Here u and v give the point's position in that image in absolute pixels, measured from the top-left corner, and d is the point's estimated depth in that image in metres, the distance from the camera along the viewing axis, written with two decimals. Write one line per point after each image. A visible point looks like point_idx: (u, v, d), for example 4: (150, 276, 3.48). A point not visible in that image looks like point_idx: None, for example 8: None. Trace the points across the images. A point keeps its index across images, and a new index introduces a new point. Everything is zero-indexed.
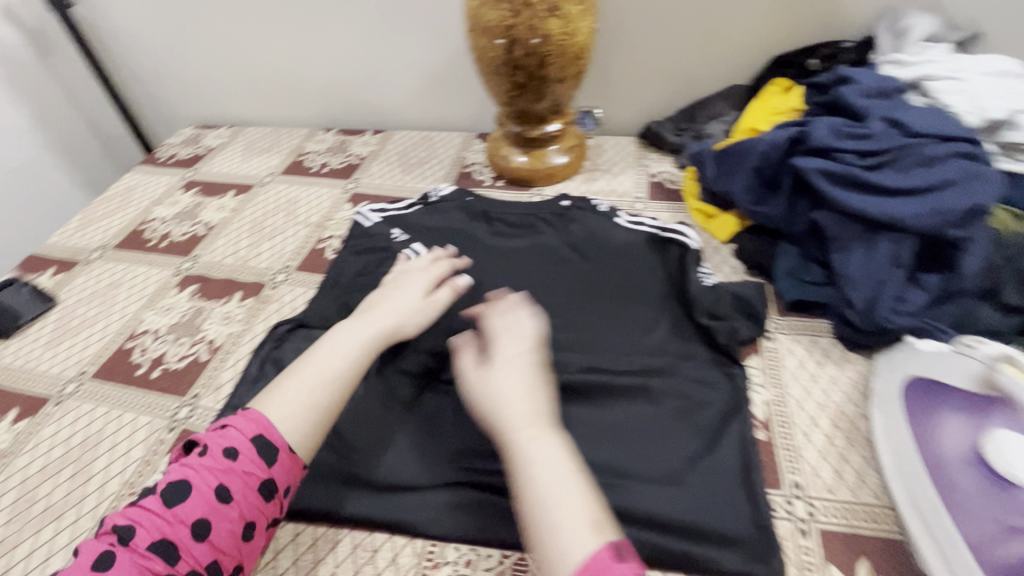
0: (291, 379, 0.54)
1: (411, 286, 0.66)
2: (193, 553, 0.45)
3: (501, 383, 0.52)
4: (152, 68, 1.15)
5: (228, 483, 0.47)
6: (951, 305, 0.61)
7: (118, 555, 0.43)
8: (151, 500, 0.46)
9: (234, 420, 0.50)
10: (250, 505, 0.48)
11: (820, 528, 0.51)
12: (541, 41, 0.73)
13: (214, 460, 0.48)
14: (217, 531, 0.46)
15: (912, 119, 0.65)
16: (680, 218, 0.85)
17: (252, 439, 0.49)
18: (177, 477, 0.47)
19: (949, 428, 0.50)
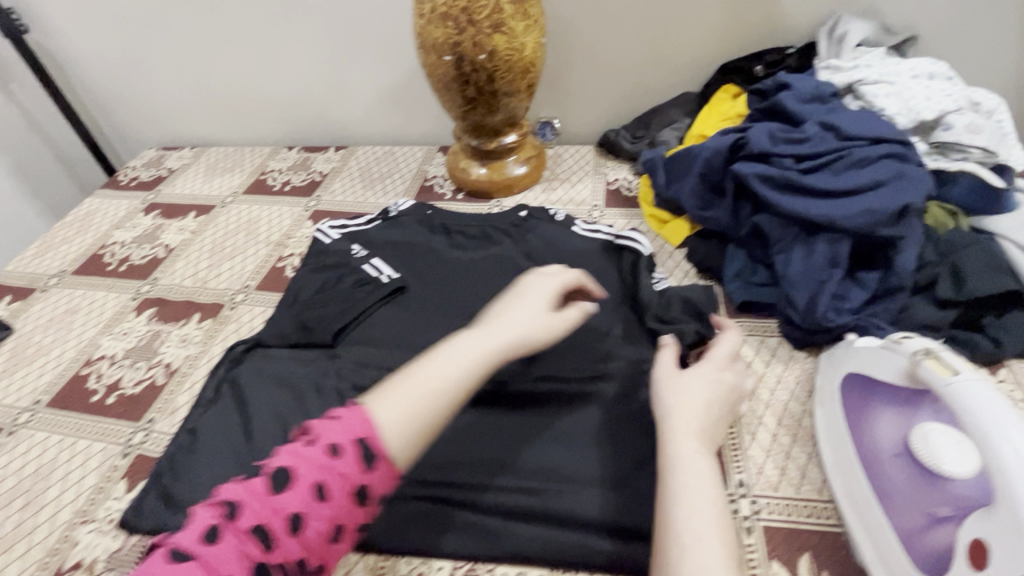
0: (406, 388, 0.45)
1: (536, 293, 0.57)
2: (287, 549, 0.37)
3: (684, 395, 0.51)
4: (114, 93, 1.16)
5: (327, 480, 0.39)
6: (889, 302, 0.62)
7: (216, 537, 0.36)
8: (258, 479, 0.39)
9: (347, 411, 0.42)
10: (344, 508, 0.39)
11: (763, 526, 0.52)
12: (487, 57, 0.75)
13: (319, 452, 0.39)
14: (312, 529, 0.38)
15: (845, 121, 0.67)
16: (636, 225, 0.86)
17: (358, 437, 0.40)
18: (285, 460, 0.39)
19: (881, 423, 0.52)
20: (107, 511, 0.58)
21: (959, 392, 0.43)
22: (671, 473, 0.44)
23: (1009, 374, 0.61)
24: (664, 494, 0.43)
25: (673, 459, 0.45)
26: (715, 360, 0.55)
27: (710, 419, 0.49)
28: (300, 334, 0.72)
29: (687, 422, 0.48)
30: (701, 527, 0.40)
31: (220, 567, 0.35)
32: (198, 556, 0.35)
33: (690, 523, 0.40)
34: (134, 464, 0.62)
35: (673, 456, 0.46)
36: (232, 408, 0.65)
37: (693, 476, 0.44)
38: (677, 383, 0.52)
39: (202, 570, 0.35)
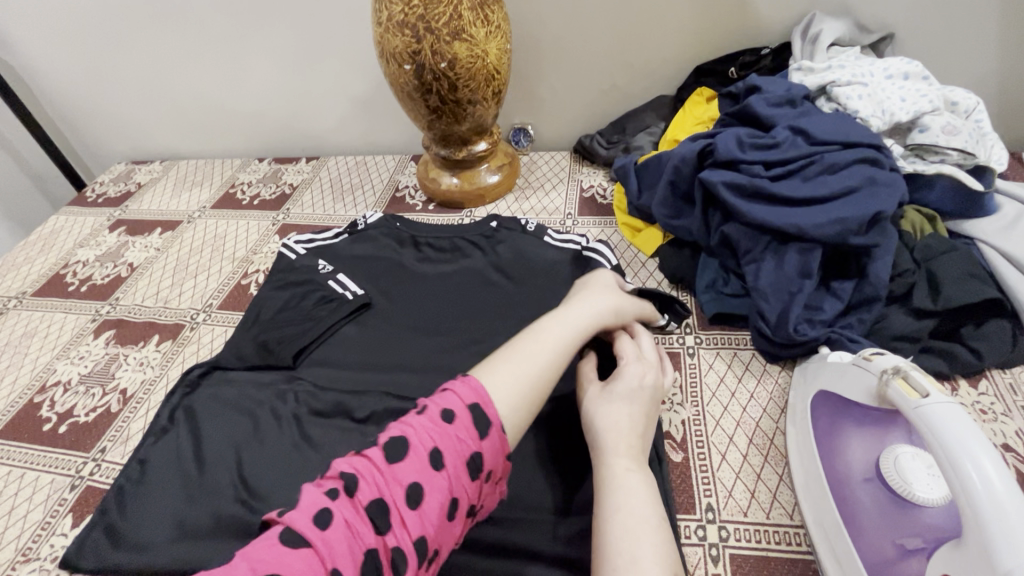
0: (506, 366, 0.48)
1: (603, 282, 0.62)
2: (406, 523, 0.38)
3: (619, 411, 0.51)
4: (84, 108, 1.15)
5: (442, 447, 0.41)
6: (864, 313, 0.60)
7: (335, 510, 0.37)
8: (374, 452, 0.41)
9: (453, 384, 0.45)
10: (460, 480, 0.41)
11: (730, 554, 0.50)
12: (449, 65, 0.72)
13: (433, 422, 0.42)
14: (429, 501, 0.39)
15: (816, 126, 0.64)
16: (609, 234, 0.84)
17: (471, 407, 0.43)
18: (398, 434, 0.42)
19: (853, 444, 0.49)
20: (51, 549, 0.56)
21: (929, 412, 0.40)
22: (606, 494, 0.44)
23: (990, 385, 0.58)
24: (600, 516, 0.43)
25: (609, 481, 0.45)
26: (632, 367, 0.54)
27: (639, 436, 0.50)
28: (259, 356, 0.70)
29: (618, 440, 0.48)
30: (631, 545, 0.40)
31: (342, 544, 0.36)
32: (321, 532, 0.36)
33: (632, 543, 0.40)
34: (83, 497, 0.60)
35: (609, 477, 0.46)
36: (186, 436, 0.63)
37: (629, 495, 0.44)
38: (602, 401, 0.52)
39: (323, 546, 0.35)
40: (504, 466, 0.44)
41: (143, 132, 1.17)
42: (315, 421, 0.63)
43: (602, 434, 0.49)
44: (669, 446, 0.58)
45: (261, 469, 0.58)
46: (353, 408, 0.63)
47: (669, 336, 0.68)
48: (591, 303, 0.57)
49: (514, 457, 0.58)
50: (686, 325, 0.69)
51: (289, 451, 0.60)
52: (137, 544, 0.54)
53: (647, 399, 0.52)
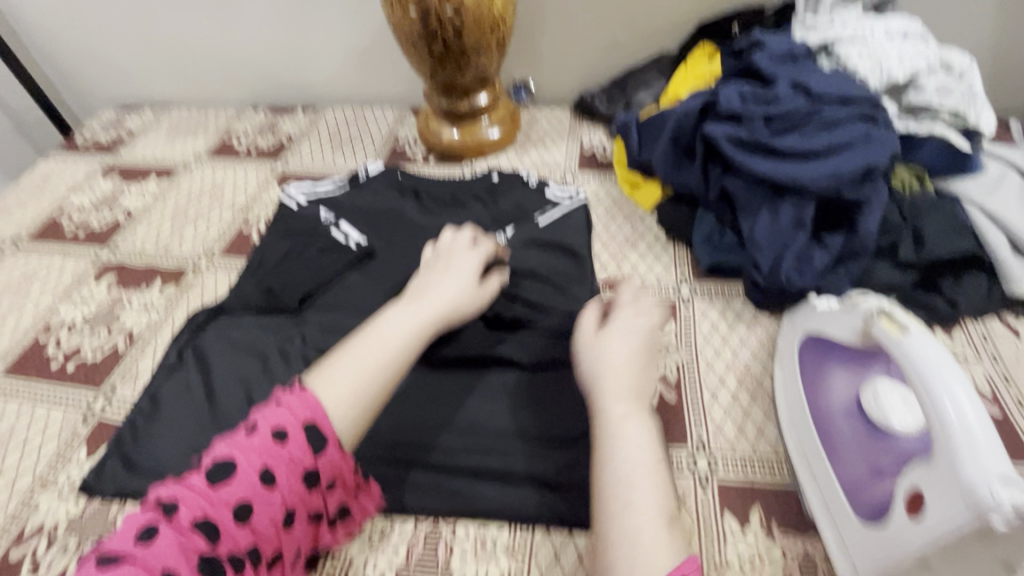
0: (343, 358, 0.49)
1: (458, 265, 0.64)
2: (235, 538, 0.39)
3: (612, 353, 0.51)
4: (68, 48, 1.11)
5: (272, 464, 0.40)
6: (852, 266, 0.63)
7: (157, 530, 0.37)
8: (195, 475, 0.40)
9: (286, 396, 0.44)
10: (294, 492, 0.41)
11: (720, 483, 0.54)
12: (454, 12, 0.72)
13: (262, 441, 0.41)
14: (259, 514, 0.39)
15: (817, 82, 0.65)
16: (608, 189, 0.85)
17: (304, 423, 0.42)
18: (223, 454, 0.40)
19: (836, 382, 0.53)
20: (68, 477, 0.57)
21: (909, 349, 0.44)
22: (605, 440, 0.45)
23: (963, 334, 0.62)
24: (600, 460, 0.44)
25: (606, 421, 0.46)
26: (625, 312, 0.56)
27: (643, 378, 0.50)
28: (265, 300, 0.71)
29: (619, 381, 0.49)
30: (625, 494, 0.41)
31: (168, 552, 0.36)
32: (141, 548, 0.36)
33: (638, 495, 0.41)
34: (96, 430, 0.61)
35: (604, 418, 0.46)
36: (196, 374, 0.64)
37: (627, 442, 0.44)
38: (597, 349, 0.53)
39: (143, 558, 0.35)
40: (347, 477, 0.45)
41: (133, 79, 1.14)
42: (323, 360, 0.65)
43: (599, 381, 0.49)
44: (664, 387, 0.61)
45: None
46: None
47: (665, 286, 0.71)
48: (450, 291, 0.60)
49: (518, 395, 0.60)
50: (681, 277, 0.72)
51: None
52: (154, 471, 0.56)
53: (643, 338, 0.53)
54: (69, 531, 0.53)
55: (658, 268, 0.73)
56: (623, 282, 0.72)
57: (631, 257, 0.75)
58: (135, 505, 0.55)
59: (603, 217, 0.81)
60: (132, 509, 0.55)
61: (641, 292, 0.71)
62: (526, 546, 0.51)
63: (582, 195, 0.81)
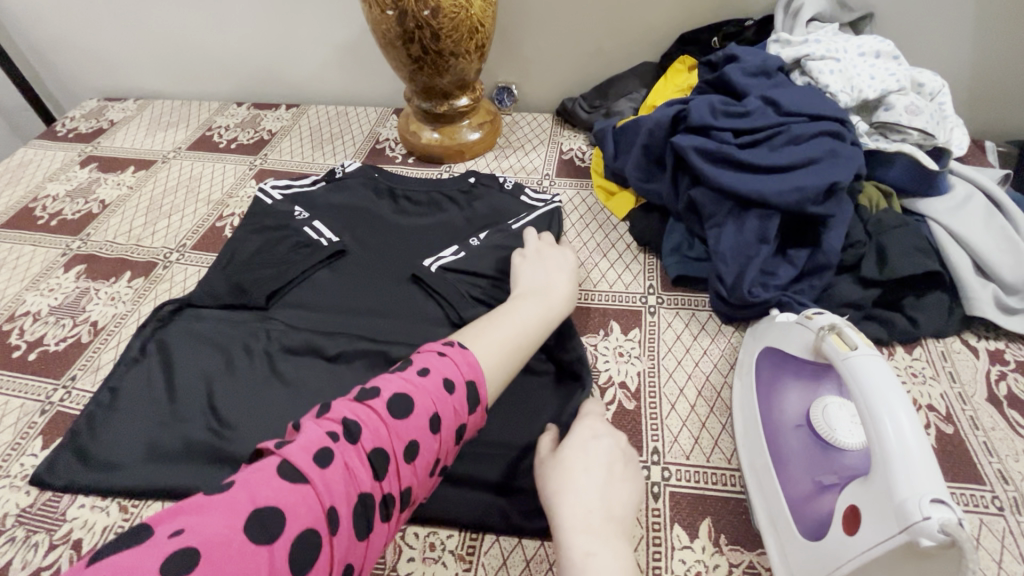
0: (495, 332, 0.55)
1: (559, 260, 0.69)
2: (398, 475, 0.43)
3: (580, 476, 0.48)
4: (53, 36, 1.10)
5: (441, 413, 0.45)
6: (814, 280, 0.63)
7: (334, 452, 0.40)
8: (377, 403, 0.44)
9: (453, 352, 0.50)
10: (448, 443, 0.46)
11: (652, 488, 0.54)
12: (432, 13, 0.72)
13: (436, 388, 0.46)
14: (422, 459, 0.44)
15: (786, 97, 0.66)
16: (584, 196, 0.86)
17: (468, 380, 0.48)
18: (402, 390, 0.45)
19: (789, 398, 0.53)
20: (21, 468, 0.57)
21: (855, 364, 0.44)
22: None
23: (923, 352, 0.63)
24: None
25: (570, 562, 0.43)
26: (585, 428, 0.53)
27: (612, 504, 0.47)
28: (232, 295, 0.71)
29: (580, 513, 0.45)
30: None
31: (340, 485, 0.39)
32: (321, 470, 0.39)
33: None
34: (53, 421, 0.61)
35: (569, 564, 0.43)
36: (158, 367, 0.64)
37: None
38: (561, 470, 0.49)
39: (320, 482, 0.38)
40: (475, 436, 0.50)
41: (116, 69, 1.13)
42: (286, 358, 0.65)
43: (559, 510, 0.46)
44: (624, 395, 0.61)
45: (231, 400, 0.61)
46: (324, 347, 0.66)
47: (632, 295, 0.71)
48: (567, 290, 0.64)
49: None
50: (649, 285, 0.72)
51: (259, 385, 0.62)
52: (109, 464, 0.56)
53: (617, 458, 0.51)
54: (19, 522, 0.53)
55: (627, 276, 0.73)
56: (590, 288, 0.72)
57: (601, 265, 0.75)
58: (87, 497, 0.55)
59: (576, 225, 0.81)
60: (83, 502, 0.55)
61: (609, 299, 0.71)
62: (474, 551, 0.51)
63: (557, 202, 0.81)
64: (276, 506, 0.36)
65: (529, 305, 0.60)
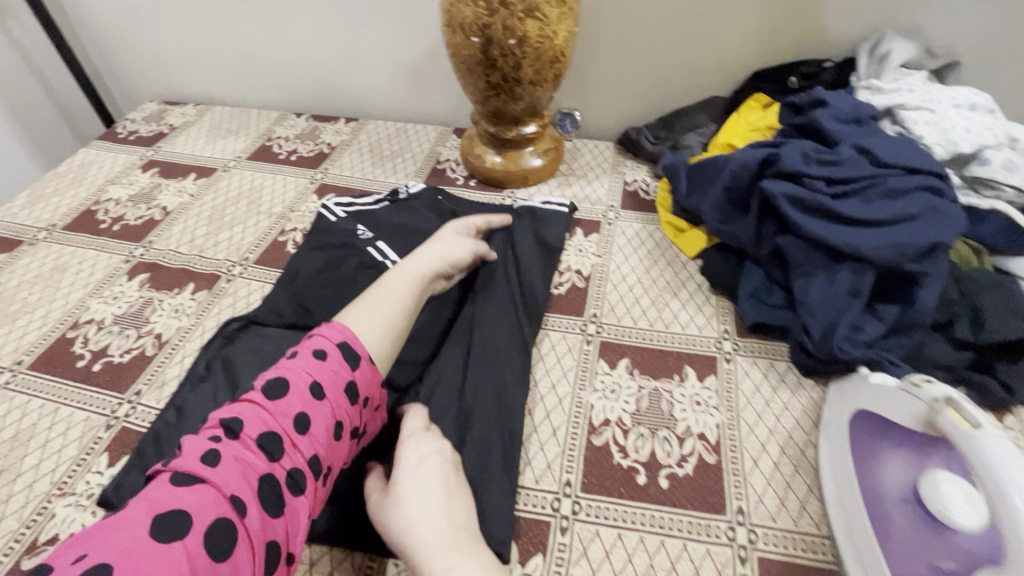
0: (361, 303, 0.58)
1: (442, 235, 0.71)
2: (298, 447, 0.46)
3: (411, 502, 0.48)
4: (119, 40, 1.12)
5: (320, 380, 0.48)
6: (905, 338, 0.61)
7: (221, 451, 0.43)
8: (253, 396, 0.47)
9: (323, 329, 0.53)
10: (341, 404, 0.49)
11: (518, 515, 0.54)
12: (517, 42, 0.71)
13: (307, 362, 0.49)
14: (315, 425, 0.47)
15: (882, 148, 0.64)
16: (650, 231, 0.84)
17: (340, 344, 0.51)
18: (275, 375, 0.48)
19: (889, 467, 0.51)
20: (86, 486, 0.56)
21: (981, 443, 0.42)
22: None
23: (1016, 421, 0.60)
24: None
25: None
26: (407, 448, 0.52)
27: (448, 518, 0.47)
28: (298, 315, 0.70)
29: (422, 539, 0.45)
30: None
31: (234, 475, 0.42)
32: (211, 470, 0.42)
33: None
34: (118, 437, 0.60)
35: None
36: (223, 386, 0.63)
37: None
38: (393, 501, 0.48)
39: (215, 479, 0.41)
40: (379, 394, 0.53)
41: (177, 74, 1.14)
42: None
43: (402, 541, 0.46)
44: (703, 448, 0.59)
45: None
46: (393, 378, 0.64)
47: (706, 340, 0.69)
48: (435, 249, 0.67)
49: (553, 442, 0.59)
50: (723, 330, 0.70)
51: None
52: None
53: (444, 469, 0.51)
54: None
55: (700, 319, 0.71)
56: (662, 330, 0.70)
57: (672, 305, 0.73)
58: None
59: (579, 249, 0.81)
60: None
61: (681, 343, 0.69)
62: None
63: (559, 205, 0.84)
64: (178, 510, 0.39)
65: (395, 271, 0.63)
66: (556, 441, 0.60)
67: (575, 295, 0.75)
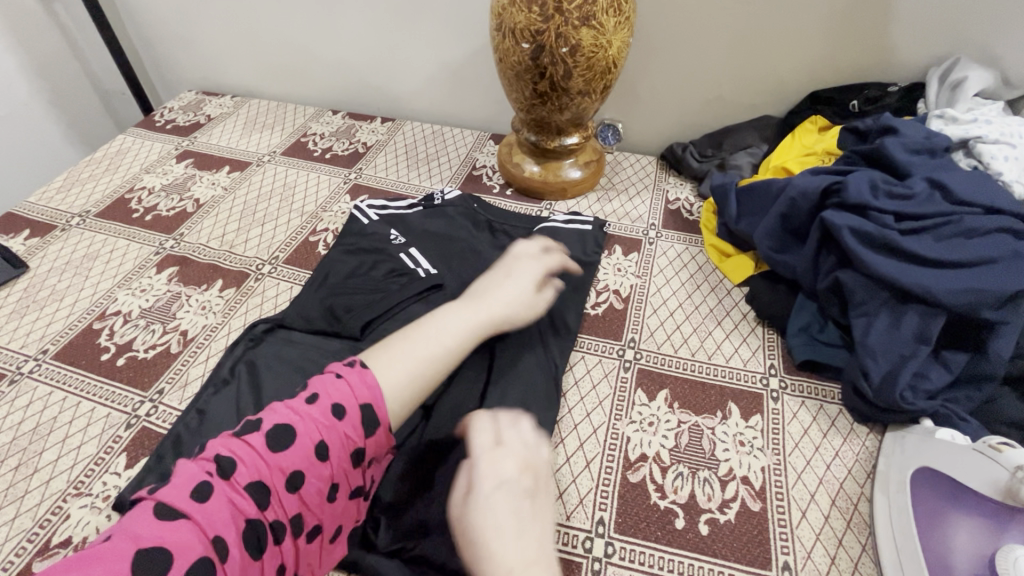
0: (403, 344, 0.54)
1: (522, 273, 0.66)
2: (285, 504, 0.44)
3: (493, 507, 0.46)
4: (163, 28, 1.12)
5: (328, 440, 0.46)
6: (975, 390, 0.56)
7: (211, 491, 0.42)
8: (257, 437, 0.45)
9: (349, 375, 0.49)
10: (341, 467, 0.47)
11: (561, 559, 0.51)
12: (571, 51, 0.68)
13: (323, 416, 0.46)
14: (309, 485, 0.45)
15: (958, 184, 0.60)
16: (693, 253, 0.80)
17: (362, 406, 0.48)
18: (285, 421, 0.46)
19: (956, 535, 0.47)
20: (103, 487, 0.54)
21: None
22: None
23: None
24: None
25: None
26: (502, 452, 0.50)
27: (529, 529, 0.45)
28: (326, 321, 0.67)
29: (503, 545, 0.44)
30: None
31: (218, 522, 0.41)
32: (196, 508, 0.40)
33: None
34: (138, 438, 0.58)
35: None
36: (246, 390, 0.60)
37: None
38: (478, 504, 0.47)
39: (199, 519, 0.40)
40: (382, 456, 0.51)
41: (217, 65, 1.14)
42: None
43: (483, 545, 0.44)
44: (747, 493, 0.55)
45: None
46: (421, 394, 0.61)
47: (752, 375, 0.65)
48: (500, 300, 0.62)
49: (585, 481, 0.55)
50: (770, 366, 0.66)
51: None
52: None
53: (530, 475, 0.49)
54: None
55: (745, 352, 0.67)
56: (705, 360, 0.67)
57: (716, 334, 0.69)
58: None
59: (618, 268, 0.78)
60: None
61: (725, 376, 0.65)
62: None
63: (581, 221, 0.81)
64: (154, 549, 0.38)
65: (451, 312, 0.59)
66: (589, 474, 0.57)
67: (613, 317, 0.71)
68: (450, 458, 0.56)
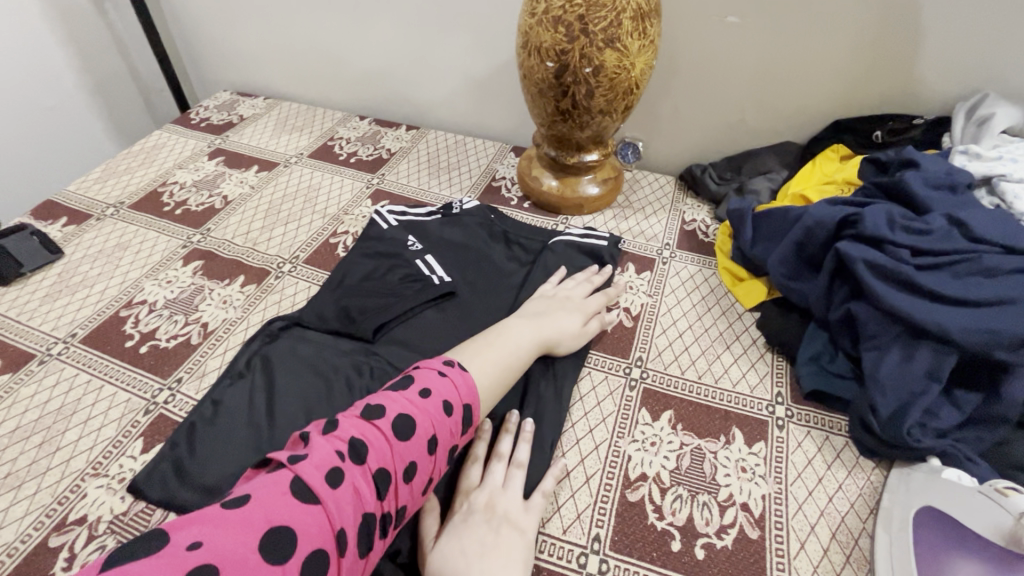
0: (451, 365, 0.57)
1: (582, 304, 0.70)
2: (398, 493, 0.46)
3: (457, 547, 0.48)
4: (204, 31, 1.16)
5: (439, 435, 0.49)
6: (988, 431, 0.55)
7: (345, 472, 0.43)
8: (381, 423, 0.47)
9: (452, 374, 0.53)
10: (441, 462, 0.49)
11: (536, 564, 0.52)
12: (594, 71, 0.70)
13: (436, 411, 0.50)
14: (419, 477, 0.47)
15: (978, 221, 0.59)
16: (706, 275, 0.80)
17: (463, 405, 0.52)
18: (405, 411, 0.48)
19: None
20: (119, 469, 0.56)
21: None
22: None
23: None
24: None
25: None
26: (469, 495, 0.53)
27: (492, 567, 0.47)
28: (340, 321, 0.69)
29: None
30: None
31: (348, 503, 0.42)
32: (332, 489, 0.42)
33: None
34: (155, 423, 0.60)
35: None
36: (260, 385, 0.62)
37: None
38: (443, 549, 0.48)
39: (333, 500, 0.41)
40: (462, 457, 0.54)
41: (253, 68, 1.18)
42: None
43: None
44: (746, 520, 0.55)
45: None
46: None
47: (758, 401, 0.65)
48: (550, 327, 0.65)
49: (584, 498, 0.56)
50: (777, 393, 0.66)
51: None
52: (200, 485, 0.54)
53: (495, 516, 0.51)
54: (110, 530, 0.52)
55: (753, 377, 0.67)
56: (711, 383, 0.67)
57: (724, 358, 0.69)
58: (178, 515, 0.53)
59: (630, 286, 0.78)
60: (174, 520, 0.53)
61: (731, 401, 0.65)
62: None
63: (596, 238, 0.82)
64: (292, 526, 0.39)
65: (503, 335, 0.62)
66: (588, 490, 0.57)
67: (621, 335, 0.72)
68: (452, 465, 0.57)
